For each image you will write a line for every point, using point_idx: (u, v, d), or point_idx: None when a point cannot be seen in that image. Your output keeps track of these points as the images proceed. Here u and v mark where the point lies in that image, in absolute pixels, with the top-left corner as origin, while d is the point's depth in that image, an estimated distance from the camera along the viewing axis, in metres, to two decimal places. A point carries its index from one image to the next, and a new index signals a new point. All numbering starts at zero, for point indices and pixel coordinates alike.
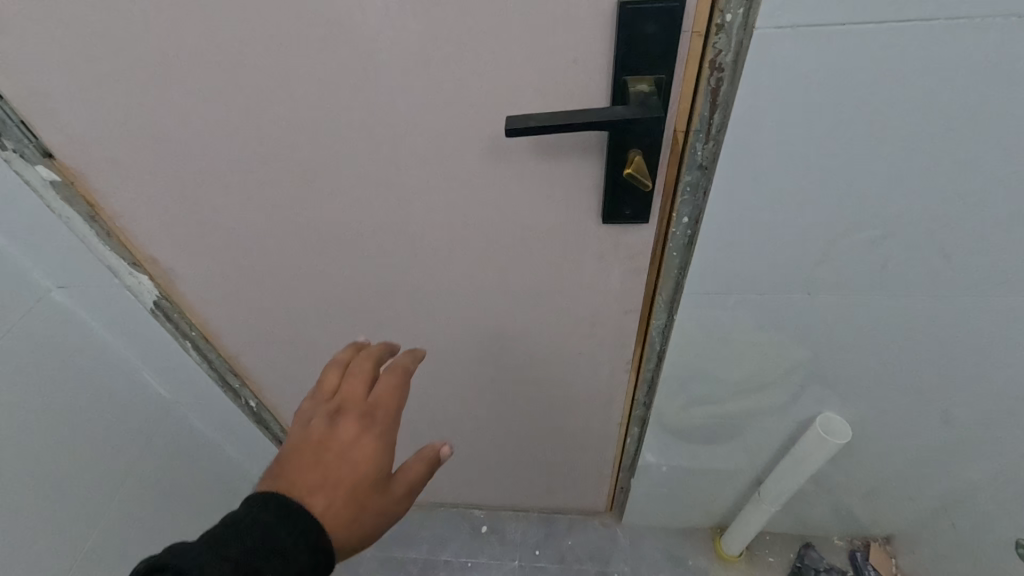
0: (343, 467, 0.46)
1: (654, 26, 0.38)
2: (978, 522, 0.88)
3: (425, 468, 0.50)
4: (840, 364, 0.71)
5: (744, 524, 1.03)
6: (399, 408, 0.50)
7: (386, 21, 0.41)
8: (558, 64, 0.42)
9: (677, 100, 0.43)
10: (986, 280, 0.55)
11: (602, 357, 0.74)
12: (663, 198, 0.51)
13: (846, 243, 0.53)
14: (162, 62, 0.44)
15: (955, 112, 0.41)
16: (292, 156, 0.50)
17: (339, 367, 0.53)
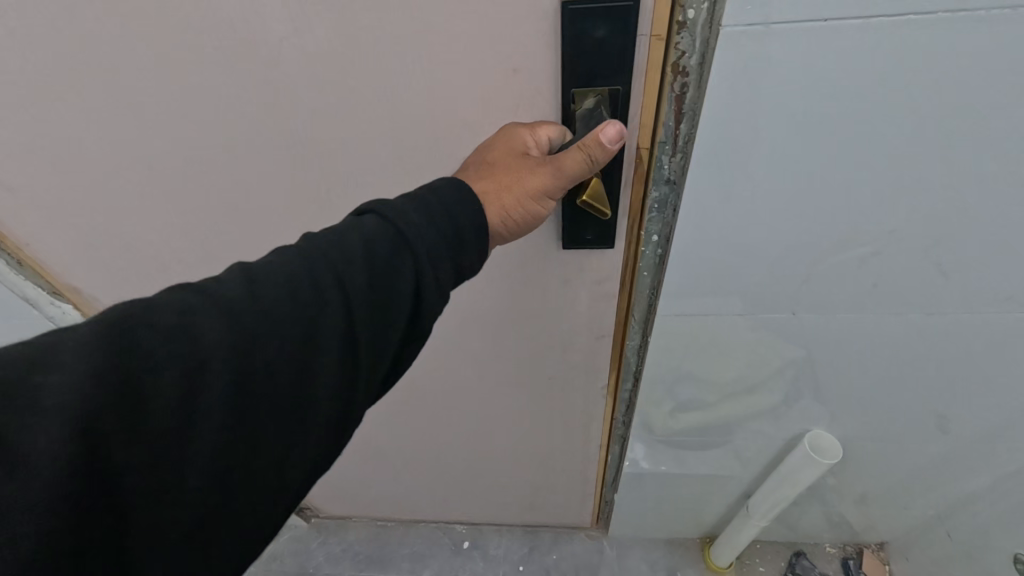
0: (482, 152, 0.39)
1: (604, 30, 0.34)
2: (975, 535, 0.85)
3: (587, 141, 0.36)
4: (827, 374, 0.67)
5: (733, 536, 0.99)
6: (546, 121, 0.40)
7: (292, 32, 0.36)
8: (500, 75, 0.38)
9: (638, 111, 0.39)
10: (982, 295, 0.51)
11: (578, 379, 0.70)
12: (630, 216, 0.46)
13: (834, 260, 0.48)
14: (45, 74, 0.39)
15: (952, 122, 0.36)
16: (216, 175, 0.46)
17: None
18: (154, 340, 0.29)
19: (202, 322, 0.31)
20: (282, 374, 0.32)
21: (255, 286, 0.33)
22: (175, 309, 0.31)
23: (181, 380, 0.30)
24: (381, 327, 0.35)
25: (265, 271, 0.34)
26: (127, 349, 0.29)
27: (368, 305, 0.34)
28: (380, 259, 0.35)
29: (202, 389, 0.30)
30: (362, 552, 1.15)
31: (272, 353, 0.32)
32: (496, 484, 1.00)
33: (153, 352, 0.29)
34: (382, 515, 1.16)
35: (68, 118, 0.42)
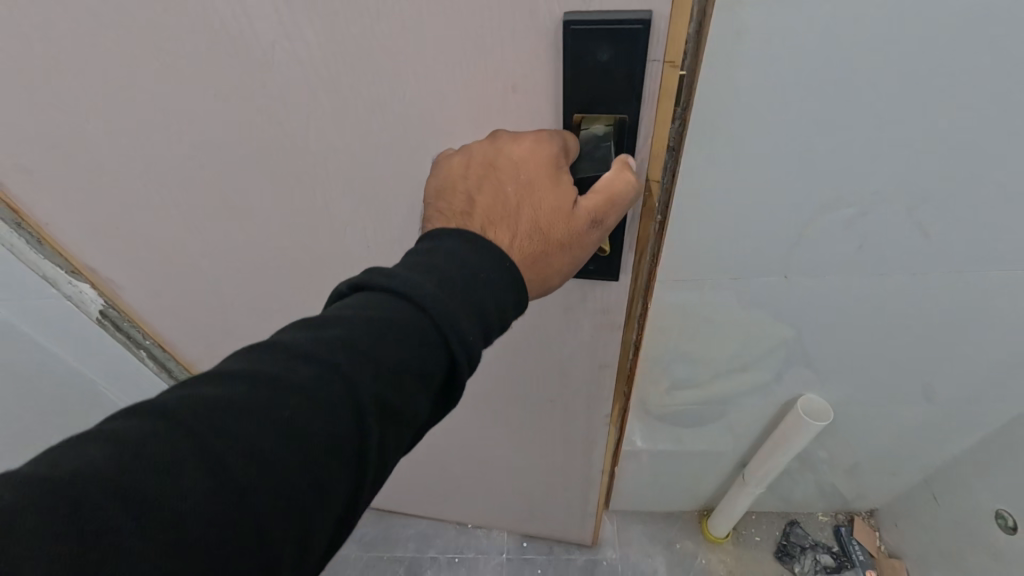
0: (525, 208, 0.38)
1: (608, 52, 0.35)
2: (959, 494, 0.89)
3: (634, 182, 0.39)
4: (819, 344, 0.70)
5: (730, 506, 1.03)
6: (563, 154, 0.39)
7: (283, 37, 0.37)
8: (497, 90, 0.39)
9: (650, 131, 0.40)
10: (963, 256, 0.54)
11: (577, 404, 0.72)
12: (641, 213, 0.47)
13: (823, 223, 0.51)
14: (59, 67, 0.41)
15: (926, 86, 0.39)
16: (223, 164, 0.47)
17: (493, 141, 0.40)
18: (122, 496, 0.26)
19: (176, 479, 0.27)
20: (277, 512, 0.29)
21: (242, 414, 0.29)
22: (140, 465, 0.27)
23: (157, 542, 0.26)
24: (393, 429, 0.33)
25: (254, 385, 0.30)
26: (87, 519, 0.25)
27: (380, 412, 0.32)
28: (393, 359, 0.32)
29: (180, 541, 0.27)
30: (368, 533, 1.18)
31: (267, 492, 0.29)
32: (498, 493, 1.02)
33: (120, 511, 0.26)
34: (385, 506, 1.17)
35: (75, 107, 0.43)
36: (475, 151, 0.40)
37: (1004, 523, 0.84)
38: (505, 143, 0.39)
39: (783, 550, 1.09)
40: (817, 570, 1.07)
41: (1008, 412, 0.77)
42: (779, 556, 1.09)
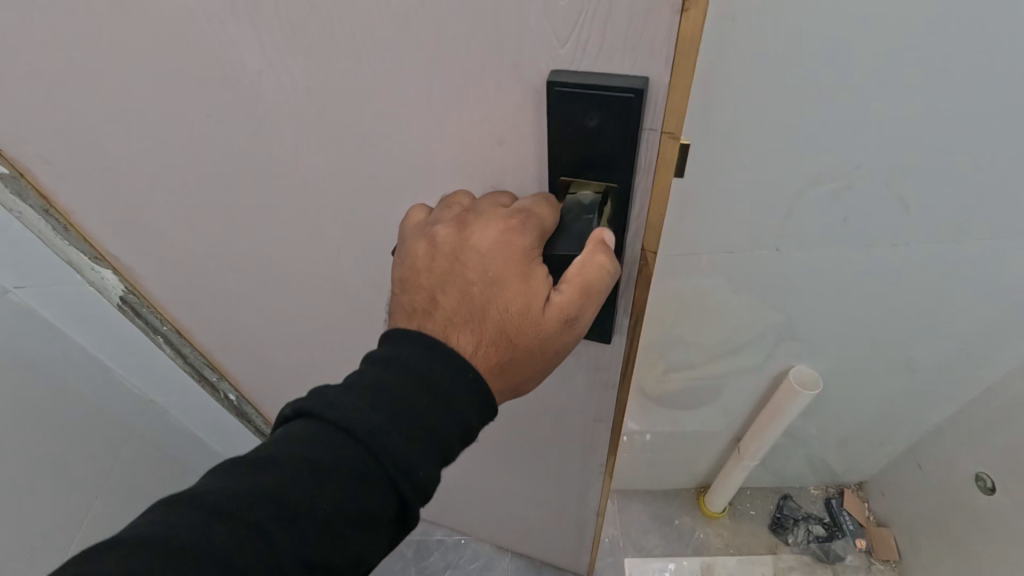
0: (492, 307, 0.37)
1: (597, 117, 0.33)
2: (943, 460, 0.94)
3: (610, 265, 0.36)
4: (809, 320, 0.73)
5: (726, 481, 1.07)
6: (534, 247, 0.36)
7: (268, 66, 0.36)
8: (483, 143, 0.37)
9: (643, 202, 0.38)
10: (940, 228, 0.58)
11: (574, 446, 0.72)
12: (638, 284, 0.44)
13: (811, 197, 0.54)
14: (60, 75, 0.40)
15: (901, 65, 0.43)
16: (219, 178, 0.46)
17: (461, 227, 0.38)
18: None
19: None
20: None
21: None
22: None
23: None
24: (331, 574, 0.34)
25: (186, 547, 0.30)
26: None
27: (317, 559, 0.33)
28: (331, 503, 0.33)
29: None
30: None
31: None
32: (494, 514, 1.03)
33: None
34: None
35: (75, 111, 0.43)
36: (441, 238, 0.38)
37: (982, 484, 0.88)
38: (473, 231, 0.37)
39: (777, 522, 1.14)
40: (810, 541, 1.11)
41: (984, 378, 0.81)
42: (773, 528, 1.13)
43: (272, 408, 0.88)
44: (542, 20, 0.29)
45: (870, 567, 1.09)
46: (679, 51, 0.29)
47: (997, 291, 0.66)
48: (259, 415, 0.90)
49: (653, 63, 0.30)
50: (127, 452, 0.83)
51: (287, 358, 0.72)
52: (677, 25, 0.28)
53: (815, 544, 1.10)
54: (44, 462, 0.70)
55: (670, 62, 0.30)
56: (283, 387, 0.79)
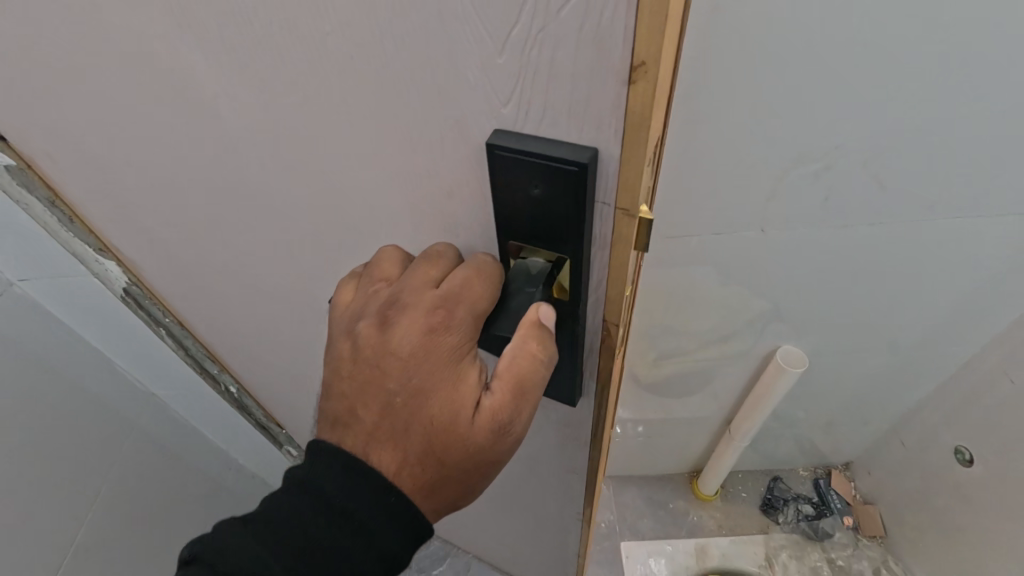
0: (418, 413, 0.35)
1: (541, 188, 0.28)
2: (925, 436, 0.98)
3: (543, 365, 0.34)
4: (795, 305, 0.76)
5: (717, 465, 1.10)
6: (459, 350, 0.34)
7: (211, 97, 0.33)
8: (431, 195, 0.32)
9: (603, 274, 0.33)
10: (917, 208, 0.61)
11: (552, 490, 0.69)
12: (603, 355, 0.40)
13: (793, 178, 0.57)
14: (28, 88, 0.39)
15: (872, 51, 0.45)
16: (190, 197, 0.44)
17: (382, 326, 0.35)
18: None
19: None
20: None
21: None
22: None
23: None
24: None
25: None
26: None
27: None
28: None
29: None
30: None
31: None
32: (480, 533, 1.02)
33: None
34: None
35: (51, 121, 0.42)
36: (365, 338, 0.35)
37: (961, 457, 0.92)
38: (393, 331, 0.34)
39: (767, 503, 1.17)
40: (800, 520, 1.14)
41: (961, 354, 0.85)
42: (764, 509, 1.16)
43: (270, 402, 0.88)
44: (480, 74, 0.25)
45: (857, 544, 1.12)
46: (631, 123, 0.24)
47: (971, 269, 0.69)
48: (259, 407, 0.91)
49: (602, 134, 0.25)
50: (127, 449, 0.84)
51: (276, 360, 0.71)
52: (626, 96, 0.23)
53: (804, 523, 1.14)
54: (44, 460, 0.71)
55: (621, 135, 0.25)
56: (279, 385, 0.80)
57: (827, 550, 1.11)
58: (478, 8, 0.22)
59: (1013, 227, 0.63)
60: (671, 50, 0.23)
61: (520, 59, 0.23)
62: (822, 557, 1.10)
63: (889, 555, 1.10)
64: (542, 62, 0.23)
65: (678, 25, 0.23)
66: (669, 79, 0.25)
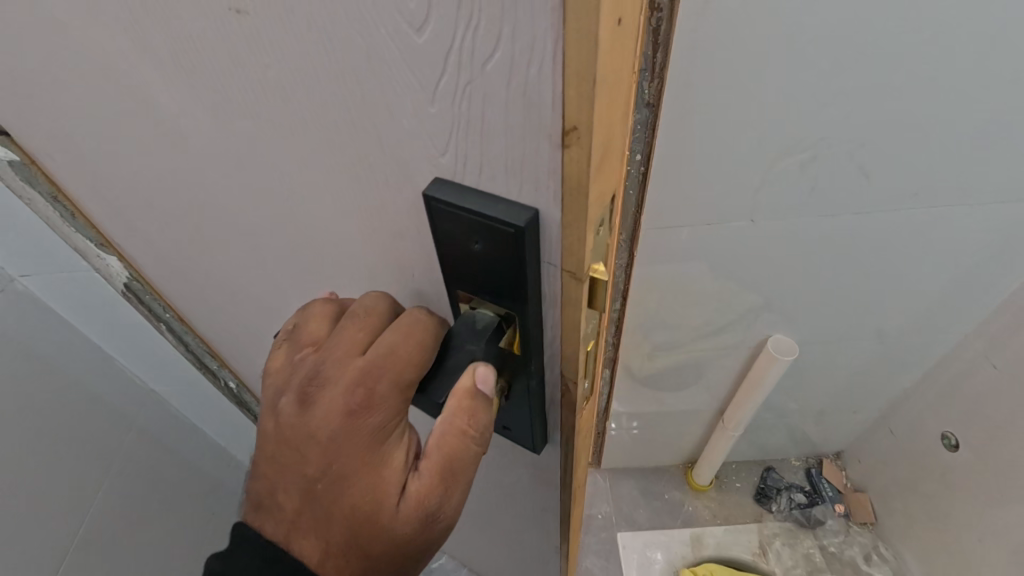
0: (344, 493, 0.37)
1: (482, 244, 0.29)
2: (913, 423, 1.00)
3: (470, 445, 0.36)
4: (785, 296, 0.78)
5: (711, 455, 1.11)
6: (378, 436, 0.36)
7: (192, 115, 0.33)
8: (382, 233, 0.34)
9: (556, 327, 0.33)
10: (901, 196, 0.62)
11: (529, 522, 0.67)
12: (565, 401, 0.40)
13: (780, 169, 0.58)
14: (22, 95, 0.39)
15: (853, 45, 0.47)
16: (179, 206, 0.44)
17: (307, 410, 0.37)
18: None
19: None
20: None
21: None
22: None
23: None
24: None
25: None
26: None
27: None
28: None
29: None
30: None
31: None
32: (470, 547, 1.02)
33: None
34: None
35: (44, 127, 0.42)
36: (293, 420, 0.37)
37: (948, 442, 0.94)
38: (316, 416, 0.36)
39: (760, 492, 1.19)
40: (792, 508, 1.17)
41: (945, 342, 0.87)
42: (757, 498, 1.19)
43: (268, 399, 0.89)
44: (415, 120, 0.25)
45: (848, 530, 1.15)
46: (569, 191, 0.24)
47: (953, 258, 0.72)
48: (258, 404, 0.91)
49: (540, 195, 0.25)
50: (126, 446, 0.84)
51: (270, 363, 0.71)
52: (561, 159, 0.23)
53: (797, 511, 1.16)
54: (42, 461, 0.71)
55: (560, 200, 0.25)
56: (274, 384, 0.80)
57: (819, 538, 1.14)
58: (405, 58, 0.23)
59: (992, 215, 0.65)
60: (606, 121, 0.23)
61: (451, 108, 0.24)
62: (814, 544, 1.14)
63: (879, 541, 1.12)
64: (473, 116, 0.24)
65: (617, 92, 0.23)
66: (612, 143, 0.25)
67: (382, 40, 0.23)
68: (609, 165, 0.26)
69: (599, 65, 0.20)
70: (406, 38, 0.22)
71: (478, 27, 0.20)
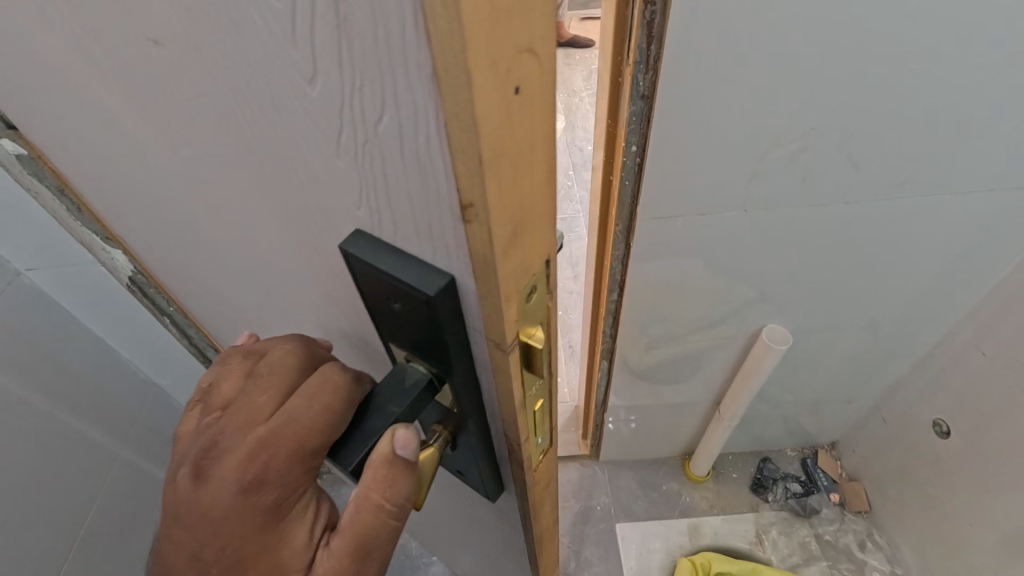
0: (250, 563, 0.39)
1: (400, 305, 0.30)
2: (906, 412, 1.02)
3: (381, 516, 0.38)
4: (779, 288, 0.79)
5: (707, 446, 1.13)
6: (275, 514, 0.37)
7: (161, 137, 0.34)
8: (319, 266, 0.36)
9: (493, 384, 0.34)
10: (891, 185, 0.64)
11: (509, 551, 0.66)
12: (516, 449, 0.40)
13: (774, 159, 0.60)
14: (20, 99, 0.40)
15: (839, 36, 0.49)
16: (164, 216, 0.45)
17: (200, 487, 0.37)
18: None
19: None
20: None
21: None
22: None
23: None
24: None
25: None
26: None
27: None
28: None
29: None
30: None
31: None
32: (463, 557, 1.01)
33: None
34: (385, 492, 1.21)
35: (43, 130, 0.43)
36: (190, 495, 0.38)
37: (939, 429, 0.96)
38: (209, 494, 0.37)
39: (757, 482, 1.21)
40: (789, 497, 1.19)
41: (935, 331, 0.89)
42: (754, 488, 1.21)
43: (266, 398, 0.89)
44: (327, 167, 0.26)
45: (843, 518, 1.16)
46: (479, 270, 0.25)
47: (941, 248, 0.73)
48: None
49: (453, 264, 0.26)
50: (129, 441, 0.86)
51: None
52: (466, 234, 0.23)
53: (792, 500, 1.18)
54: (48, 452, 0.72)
55: (473, 277, 0.25)
56: None
57: (815, 526, 1.16)
58: (304, 109, 0.24)
59: (978, 204, 0.67)
60: (516, 199, 0.23)
61: (355, 163, 0.25)
62: (810, 533, 1.15)
63: (874, 529, 1.14)
64: (375, 172, 0.24)
65: (532, 165, 0.23)
66: (534, 217, 0.25)
67: (286, 95, 0.24)
68: (536, 235, 0.26)
69: (486, 147, 0.20)
70: (303, 90, 0.23)
71: (362, 93, 0.21)
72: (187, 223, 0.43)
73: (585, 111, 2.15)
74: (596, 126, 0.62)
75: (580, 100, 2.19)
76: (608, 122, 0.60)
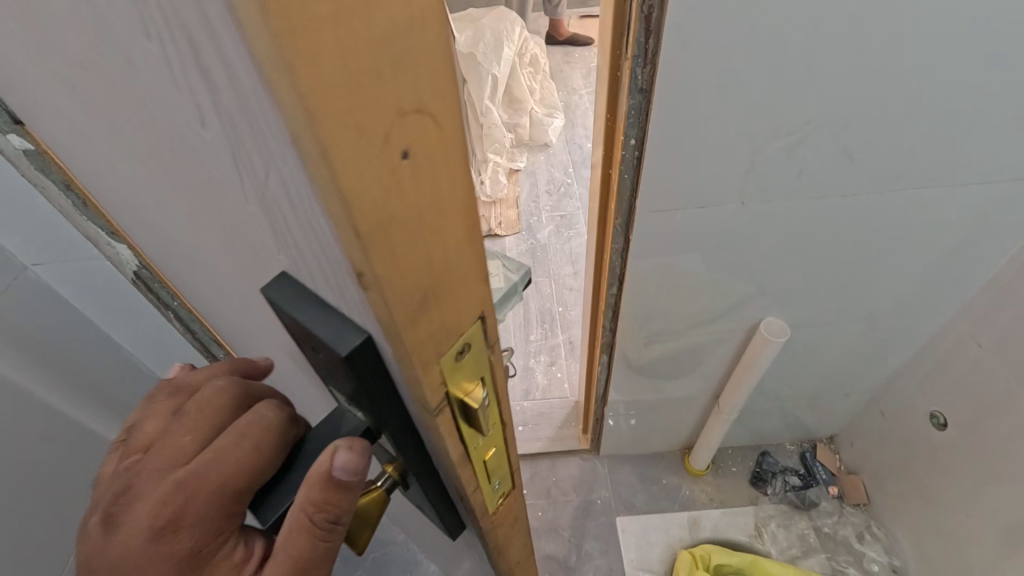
0: None
1: (324, 358, 0.28)
2: (904, 404, 1.02)
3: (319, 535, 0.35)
4: (776, 282, 0.80)
5: (706, 439, 1.14)
6: (192, 561, 0.36)
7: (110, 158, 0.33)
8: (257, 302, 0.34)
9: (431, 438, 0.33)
10: (887, 176, 0.64)
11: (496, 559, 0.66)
12: (464, 490, 0.40)
13: (772, 151, 0.60)
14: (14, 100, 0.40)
15: (833, 27, 0.49)
16: (142, 227, 0.44)
17: (112, 535, 0.36)
18: None
19: None
20: None
21: None
22: None
23: None
24: None
25: None
26: None
27: None
28: None
29: None
30: None
31: None
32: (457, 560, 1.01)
33: None
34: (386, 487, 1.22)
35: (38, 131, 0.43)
36: (99, 546, 0.37)
37: (936, 421, 0.96)
38: (121, 542, 0.36)
39: (757, 476, 1.22)
40: (788, 491, 1.20)
41: (931, 323, 0.90)
42: (754, 481, 1.22)
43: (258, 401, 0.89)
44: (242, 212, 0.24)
45: (841, 510, 1.17)
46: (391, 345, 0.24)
47: (936, 240, 0.74)
48: None
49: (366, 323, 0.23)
50: None
51: None
52: (370, 302, 0.21)
53: (792, 493, 1.19)
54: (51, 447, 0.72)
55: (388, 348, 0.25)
56: None
57: (813, 519, 1.17)
58: (208, 153, 0.22)
59: (973, 196, 0.68)
60: (419, 261, 0.21)
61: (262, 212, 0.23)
62: (809, 525, 1.16)
63: (872, 521, 1.15)
64: (282, 224, 0.22)
65: (437, 225, 0.21)
66: (450, 288, 0.24)
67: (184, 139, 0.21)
68: (454, 289, 0.24)
69: (362, 220, 0.17)
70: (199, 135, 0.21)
71: (246, 150, 0.19)
72: (161, 236, 0.43)
73: (585, 107, 2.16)
74: (597, 122, 0.63)
75: (580, 97, 2.20)
76: (608, 115, 0.61)
